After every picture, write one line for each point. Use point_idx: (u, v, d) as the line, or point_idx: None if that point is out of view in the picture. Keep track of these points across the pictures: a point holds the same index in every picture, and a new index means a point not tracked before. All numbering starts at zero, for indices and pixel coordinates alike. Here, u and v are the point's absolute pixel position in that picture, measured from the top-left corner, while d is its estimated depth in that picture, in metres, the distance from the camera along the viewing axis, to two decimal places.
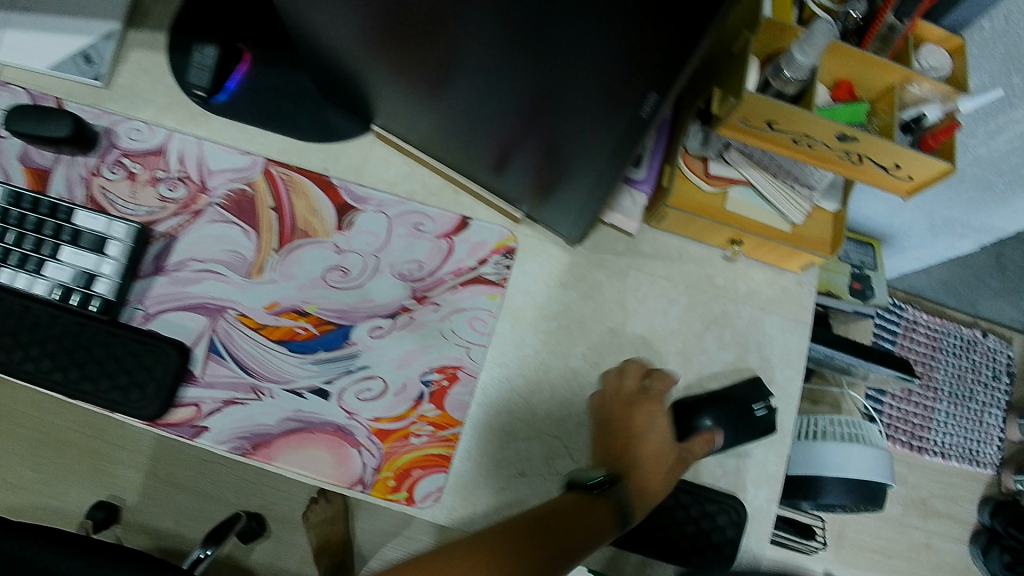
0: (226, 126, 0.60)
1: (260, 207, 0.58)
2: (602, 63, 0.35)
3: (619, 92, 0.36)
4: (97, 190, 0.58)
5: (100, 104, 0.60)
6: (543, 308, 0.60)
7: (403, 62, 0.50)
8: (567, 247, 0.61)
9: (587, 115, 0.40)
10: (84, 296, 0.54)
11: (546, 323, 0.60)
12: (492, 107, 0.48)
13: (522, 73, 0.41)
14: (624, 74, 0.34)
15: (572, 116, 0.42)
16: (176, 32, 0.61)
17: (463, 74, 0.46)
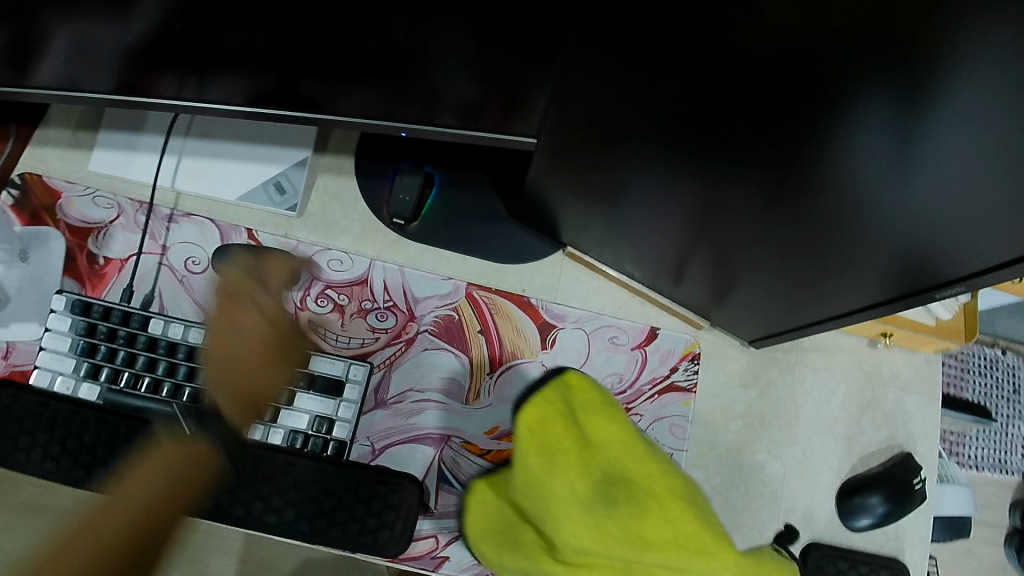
0: (424, 252, 0.61)
1: (468, 332, 0.60)
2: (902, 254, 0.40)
3: (926, 278, 0.41)
4: (306, 323, 0.58)
5: (293, 234, 0.59)
6: (728, 408, 0.65)
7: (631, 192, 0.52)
8: (743, 349, 0.66)
9: (863, 279, 0.45)
10: (323, 441, 0.54)
11: (733, 423, 0.65)
12: (730, 247, 0.52)
13: (798, 239, 0.46)
14: (930, 265, 0.40)
15: (845, 278, 0.46)
16: (365, 159, 0.61)
17: (711, 224, 0.50)
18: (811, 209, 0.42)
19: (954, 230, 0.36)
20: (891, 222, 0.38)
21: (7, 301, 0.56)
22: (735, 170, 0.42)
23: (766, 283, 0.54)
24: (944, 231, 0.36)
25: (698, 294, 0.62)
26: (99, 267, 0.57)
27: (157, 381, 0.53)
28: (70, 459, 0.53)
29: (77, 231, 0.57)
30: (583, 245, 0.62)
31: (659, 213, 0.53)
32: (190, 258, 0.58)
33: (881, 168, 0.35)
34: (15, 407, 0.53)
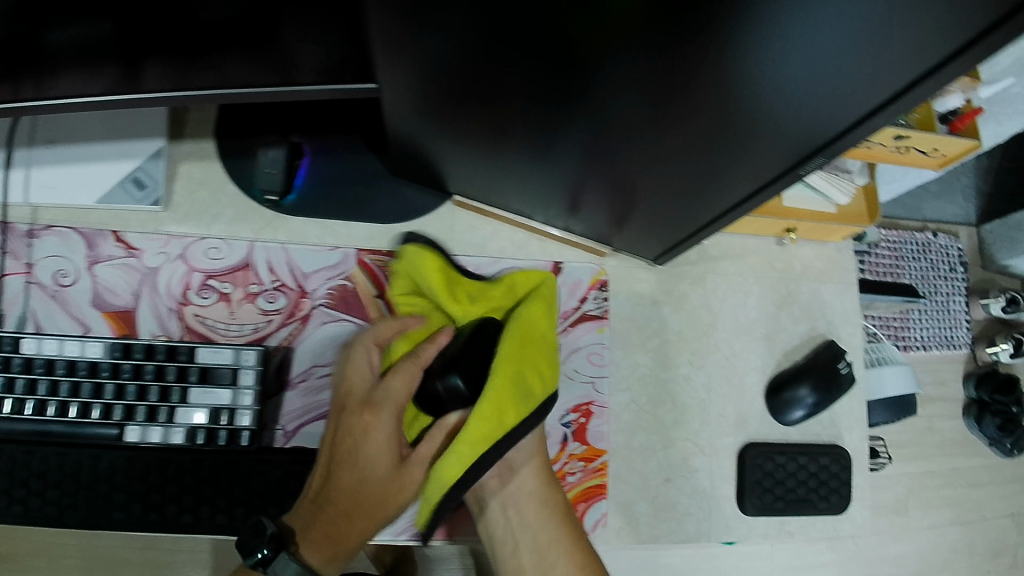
0: (306, 225, 0.58)
1: (366, 298, 0.58)
2: (759, 135, 0.40)
3: (786, 157, 0.41)
4: (192, 318, 0.56)
5: (164, 229, 0.57)
6: (645, 328, 0.65)
7: (500, 126, 0.49)
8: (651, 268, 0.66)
9: (730, 171, 0.45)
10: (229, 432, 0.52)
11: (651, 342, 0.65)
12: (596, 163, 0.51)
13: (657, 142, 0.45)
14: (792, 146, 0.40)
15: (716, 174, 0.46)
16: (226, 138, 0.59)
17: (576, 148, 0.49)
18: (656, 117, 0.41)
19: (820, 89, 0.34)
20: (753, 97, 0.36)
21: None
22: (573, 91, 0.41)
23: (651, 196, 0.53)
24: (808, 92, 0.34)
25: (592, 221, 0.61)
26: None
27: (42, 402, 0.51)
28: None
29: None
30: (469, 190, 0.60)
31: (523, 147, 0.52)
32: (58, 271, 0.55)
33: (712, 61, 0.34)
34: None
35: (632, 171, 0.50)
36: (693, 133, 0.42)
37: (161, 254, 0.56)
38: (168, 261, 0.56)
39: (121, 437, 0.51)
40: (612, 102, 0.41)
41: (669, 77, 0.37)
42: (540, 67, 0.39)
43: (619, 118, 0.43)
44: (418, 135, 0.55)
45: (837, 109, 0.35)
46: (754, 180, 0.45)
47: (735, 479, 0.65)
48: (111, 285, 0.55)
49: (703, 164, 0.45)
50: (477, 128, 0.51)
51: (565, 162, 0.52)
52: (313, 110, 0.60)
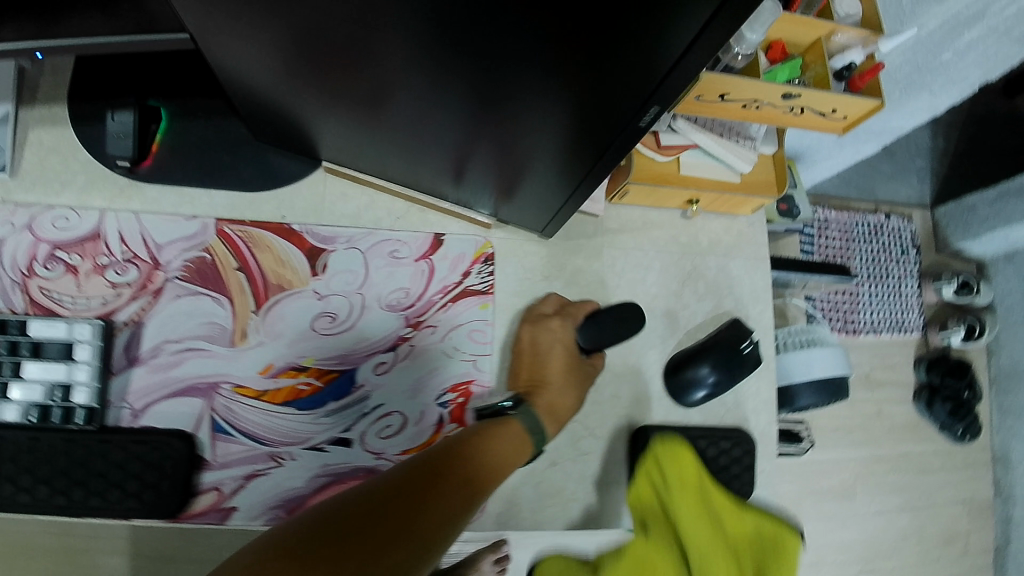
0: (163, 193, 0.55)
1: (225, 271, 0.55)
2: (583, 81, 0.37)
3: (622, 106, 0.39)
4: (37, 292, 0.52)
5: (10, 197, 0.54)
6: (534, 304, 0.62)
7: (336, 77, 0.46)
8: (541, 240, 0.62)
9: (573, 122, 0.42)
10: (64, 410, 0.50)
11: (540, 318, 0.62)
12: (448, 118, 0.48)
13: (493, 89, 0.42)
14: (624, 92, 0.37)
15: (563, 127, 0.44)
16: (78, 102, 0.55)
17: (430, 106, 0.47)
18: (485, 62, 0.39)
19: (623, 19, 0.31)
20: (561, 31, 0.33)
21: None
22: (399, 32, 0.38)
23: (518, 159, 0.51)
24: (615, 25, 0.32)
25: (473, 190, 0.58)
26: None
27: None
28: None
29: None
30: (340, 156, 0.57)
31: (385, 107, 0.49)
32: None
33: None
34: None
35: (492, 131, 0.48)
36: (528, 82, 0.40)
37: (6, 223, 0.53)
38: (13, 231, 0.53)
39: None
40: (440, 48, 0.39)
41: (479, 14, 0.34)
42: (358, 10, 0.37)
43: (453, 65, 0.40)
44: (273, 95, 0.51)
45: (653, 44, 0.33)
46: (603, 134, 0.43)
47: (628, 464, 0.62)
48: None
49: (551, 119, 0.43)
50: (344, 91, 0.48)
51: (413, 118, 0.49)
52: (175, 72, 0.57)
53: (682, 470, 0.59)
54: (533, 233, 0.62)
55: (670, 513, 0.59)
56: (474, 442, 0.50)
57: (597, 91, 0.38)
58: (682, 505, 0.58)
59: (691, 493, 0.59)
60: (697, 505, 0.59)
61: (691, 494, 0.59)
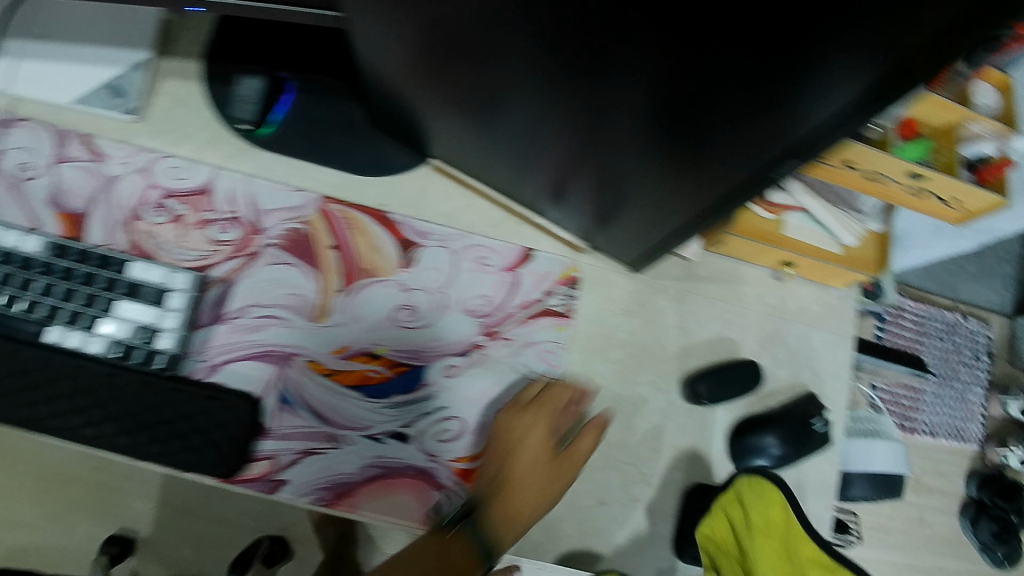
0: (276, 161, 0.57)
1: (319, 247, 0.56)
2: (714, 115, 0.34)
3: (753, 152, 0.34)
4: (141, 234, 0.54)
5: (134, 140, 0.55)
6: (610, 337, 0.61)
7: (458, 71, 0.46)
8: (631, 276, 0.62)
9: (693, 160, 0.39)
10: (147, 352, 0.50)
11: (614, 352, 0.61)
12: (563, 134, 0.46)
13: (612, 109, 0.39)
14: (758, 135, 0.33)
15: (680, 161, 0.40)
16: (214, 61, 0.57)
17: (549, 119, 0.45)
18: (614, 87, 0.37)
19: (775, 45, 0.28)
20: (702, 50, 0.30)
21: None
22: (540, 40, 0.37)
23: (633, 191, 0.48)
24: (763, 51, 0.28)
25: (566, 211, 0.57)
26: None
27: None
28: None
29: None
30: (448, 155, 0.57)
31: (511, 118, 0.48)
32: (23, 163, 0.54)
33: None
34: None
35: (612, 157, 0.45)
36: (658, 115, 0.37)
37: (125, 164, 0.55)
38: (130, 172, 0.55)
39: (40, 336, 0.50)
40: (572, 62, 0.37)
41: (624, 38, 0.32)
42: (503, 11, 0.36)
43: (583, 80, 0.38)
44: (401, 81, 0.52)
45: (803, 84, 0.29)
46: (722, 180, 0.38)
47: (677, 518, 0.59)
48: (71, 186, 0.54)
49: (667, 153, 0.40)
50: (475, 96, 0.47)
51: (526, 125, 0.48)
52: (307, 48, 0.59)
53: (764, 513, 0.56)
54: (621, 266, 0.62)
55: (745, 564, 0.57)
56: (529, 494, 0.54)
57: (726, 131, 0.34)
58: (761, 551, 0.57)
59: (772, 540, 0.57)
60: (776, 552, 0.57)
61: (771, 540, 0.57)
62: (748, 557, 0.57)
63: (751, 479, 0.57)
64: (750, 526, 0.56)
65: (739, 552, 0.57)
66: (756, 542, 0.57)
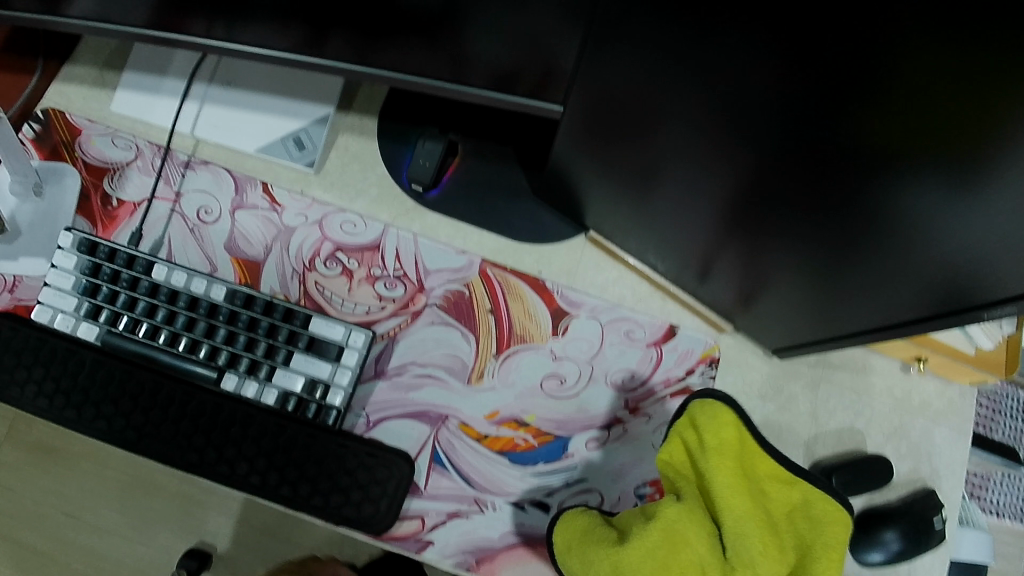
0: (440, 222, 0.58)
1: (478, 310, 0.57)
2: (924, 263, 0.35)
3: (965, 292, 0.35)
4: (312, 285, 0.56)
5: (310, 192, 0.57)
6: None
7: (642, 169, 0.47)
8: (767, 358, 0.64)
9: (891, 288, 0.39)
10: (318, 407, 0.52)
11: None
12: (744, 240, 0.47)
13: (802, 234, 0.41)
14: (972, 281, 0.33)
15: (872, 284, 0.40)
16: (389, 120, 0.59)
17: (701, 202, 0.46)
18: (803, 223, 0.40)
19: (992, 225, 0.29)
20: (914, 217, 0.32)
21: (19, 234, 0.55)
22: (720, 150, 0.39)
23: (777, 275, 0.49)
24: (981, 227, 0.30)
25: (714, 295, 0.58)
26: (112, 209, 0.56)
27: (155, 328, 0.52)
28: (64, 401, 0.52)
29: (93, 169, 0.56)
30: (608, 230, 0.59)
31: (673, 203, 0.49)
32: (203, 207, 0.56)
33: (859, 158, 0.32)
34: (11, 340, 0.52)
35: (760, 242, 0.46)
36: (833, 248, 0.40)
37: (301, 216, 0.57)
38: (305, 224, 0.56)
39: (217, 382, 0.51)
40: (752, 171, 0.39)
41: (816, 188, 0.36)
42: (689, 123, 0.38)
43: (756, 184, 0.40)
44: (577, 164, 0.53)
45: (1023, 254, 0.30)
46: (919, 305, 0.39)
47: None
48: (248, 233, 0.56)
49: (861, 277, 0.40)
50: (636, 175, 0.49)
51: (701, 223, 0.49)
52: (476, 114, 0.60)
53: (715, 434, 0.45)
54: (761, 350, 0.64)
55: (706, 486, 0.45)
56: None
57: (933, 274, 0.35)
58: (718, 477, 0.43)
59: (728, 461, 0.44)
60: (737, 476, 0.44)
61: (728, 461, 0.44)
62: (704, 482, 0.45)
63: (704, 400, 0.47)
64: (705, 450, 0.45)
65: (698, 478, 0.46)
66: (713, 464, 0.44)
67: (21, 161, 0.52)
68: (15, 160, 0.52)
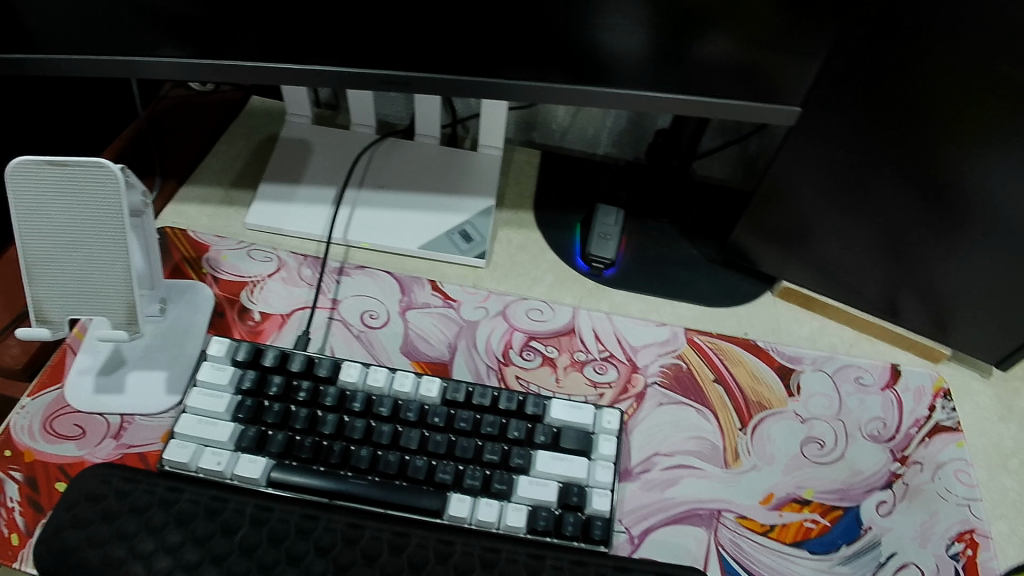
0: (629, 299, 0.52)
1: (702, 382, 0.48)
2: None
3: None
4: (514, 381, 0.46)
5: (483, 286, 0.50)
6: (998, 449, 0.51)
7: (868, 175, 0.47)
8: (990, 381, 0.55)
9: None
10: (581, 519, 0.38)
11: (1012, 464, 0.50)
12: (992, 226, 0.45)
13: None
14: None
15: None
16: (547, 208, 0.55)
17: (857, 219, 0.49)
18: None
19: None
20: None
21: (123, 363, 0.42)
22: (892, 116, 0.43)
23: (948, 276, 0.50)
24: None
25: (918, 322, 0.53)
26: (255, 324, 0.45)
27: (348, 448, 0.38)
28: (216, 574, 0.34)
29: (226, 284, 0.46)
30: (804, 276, 0.54)
31: (868, 213, 0.49)
32: (367, 311, 0.47)
33: None
34: (132, 494, 0.36)
35: (932, 242, 0.48)
36: None
37: (481, 308, 0.48)
38: (487, 316, 0.48)
39: (441, 511, 0.38)
40: (923, 144, 0.43)
41: None
42: (826, 153, 0.47)
43: (926, 169, 0.45)
44: (771, 184, 0.51)
45: None
46: None
47: None
48: (425, 333, 0.46)
49: None
50: (852, 182, 0.47)
51: (930, 222, 0.47)
52: (626, 192, 0.58)
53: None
54: (977, 371, 0.55)
55: None
56: None
57: None
58: None
59: None
60: None
61: None
62: None
63: None
64: None
65: None
66: None
67: (148, 267, 0.41)
68: (142, 265, 0.40)
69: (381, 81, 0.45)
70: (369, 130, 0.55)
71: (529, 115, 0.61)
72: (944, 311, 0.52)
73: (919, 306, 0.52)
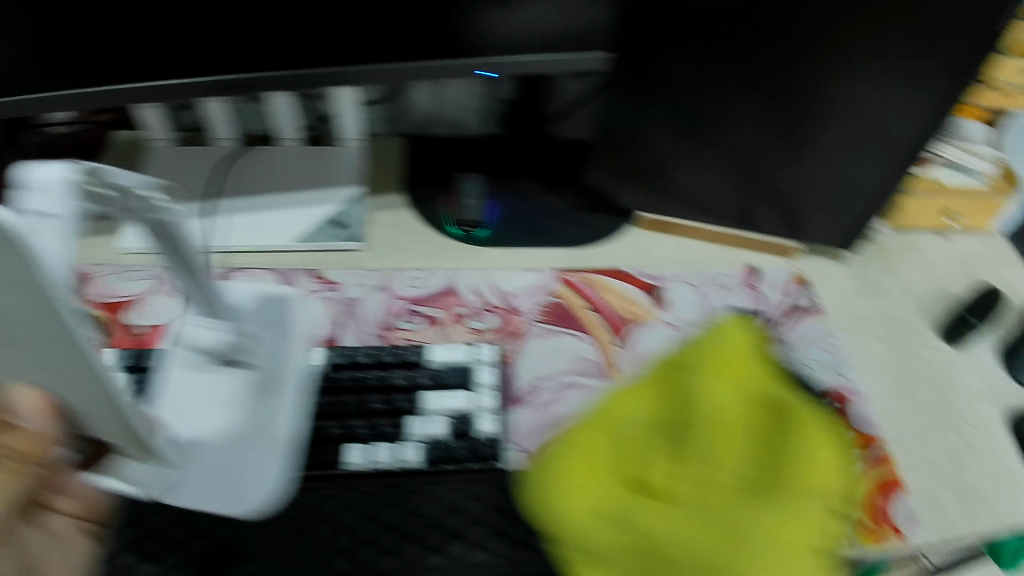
0: (502, 254, 0.56)
1: (578, 311, 0.53)
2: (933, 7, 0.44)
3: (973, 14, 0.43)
4: (401, 342, 0.49)
5: (363, 266, 0.53)
6: (855, 319, 0.57)
7: (680, 98, 0.52)
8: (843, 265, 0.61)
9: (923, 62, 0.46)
10: (470, 442, 0.42)
11: (867, 330, 0.56)
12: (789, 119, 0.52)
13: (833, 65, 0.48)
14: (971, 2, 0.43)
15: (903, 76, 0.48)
16: (415, 187, 0.59)
17: (684, 141, 0.55)
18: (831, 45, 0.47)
19: None
20: None
21: None
22: (681, 40, 0.49)
23: (773, 174, 0.56)
24: None
25: (764, 222, 0.59)
26: (140, 333, 0.48)
27: None
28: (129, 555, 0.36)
29: (109, 306, 0.49)
30: (657, 204, 0.59)
31: (692, 133, 0.54)
32: None
33: None
34: None
35: (750, 146, 0.54)
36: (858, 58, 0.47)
37: (362, 285, 0.52)
38: (369, 291, 0.52)
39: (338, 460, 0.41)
40: (714, 59, 0.49)
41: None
42: (639, 85, 0.52)
43: (725, 82, 0.51)
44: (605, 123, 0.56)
45: None
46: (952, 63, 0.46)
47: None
48: (311, 317, 0.50)
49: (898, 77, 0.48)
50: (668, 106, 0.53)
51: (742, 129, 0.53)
52: (488, 161, 0.62)
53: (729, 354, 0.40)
54: (833, 258, 0.61)
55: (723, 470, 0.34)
56: None
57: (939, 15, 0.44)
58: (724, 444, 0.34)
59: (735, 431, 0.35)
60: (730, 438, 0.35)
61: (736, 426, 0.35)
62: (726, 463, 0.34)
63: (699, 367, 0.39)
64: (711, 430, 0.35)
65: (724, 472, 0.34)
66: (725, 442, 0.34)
67: None
68: None
69: (221, 86, 0.48)
70: (229, 141, 0.59)
71: (391, 107, 0.64)
72: (783, 208, 0.58)
73: (761, 207, 0.58)
